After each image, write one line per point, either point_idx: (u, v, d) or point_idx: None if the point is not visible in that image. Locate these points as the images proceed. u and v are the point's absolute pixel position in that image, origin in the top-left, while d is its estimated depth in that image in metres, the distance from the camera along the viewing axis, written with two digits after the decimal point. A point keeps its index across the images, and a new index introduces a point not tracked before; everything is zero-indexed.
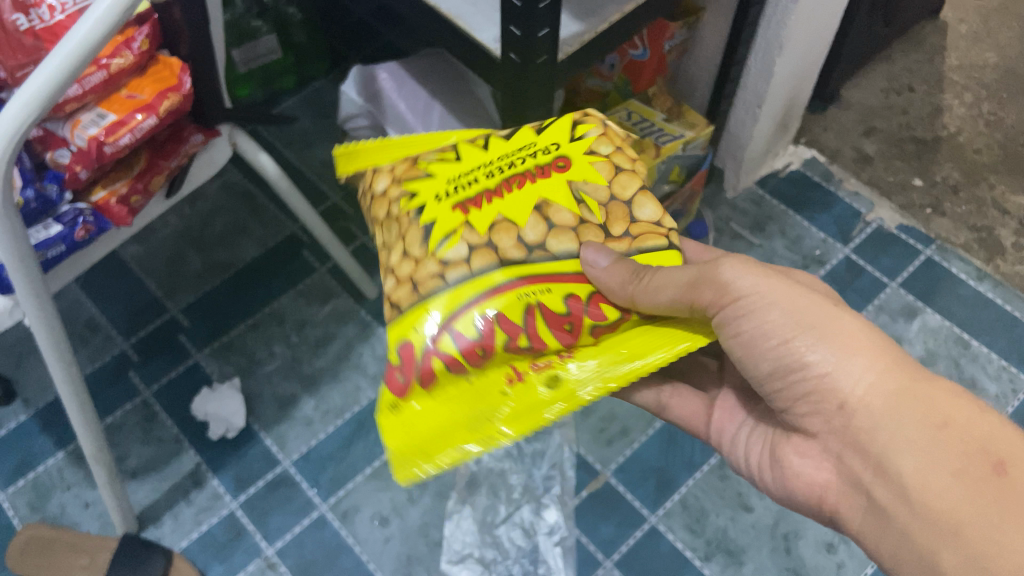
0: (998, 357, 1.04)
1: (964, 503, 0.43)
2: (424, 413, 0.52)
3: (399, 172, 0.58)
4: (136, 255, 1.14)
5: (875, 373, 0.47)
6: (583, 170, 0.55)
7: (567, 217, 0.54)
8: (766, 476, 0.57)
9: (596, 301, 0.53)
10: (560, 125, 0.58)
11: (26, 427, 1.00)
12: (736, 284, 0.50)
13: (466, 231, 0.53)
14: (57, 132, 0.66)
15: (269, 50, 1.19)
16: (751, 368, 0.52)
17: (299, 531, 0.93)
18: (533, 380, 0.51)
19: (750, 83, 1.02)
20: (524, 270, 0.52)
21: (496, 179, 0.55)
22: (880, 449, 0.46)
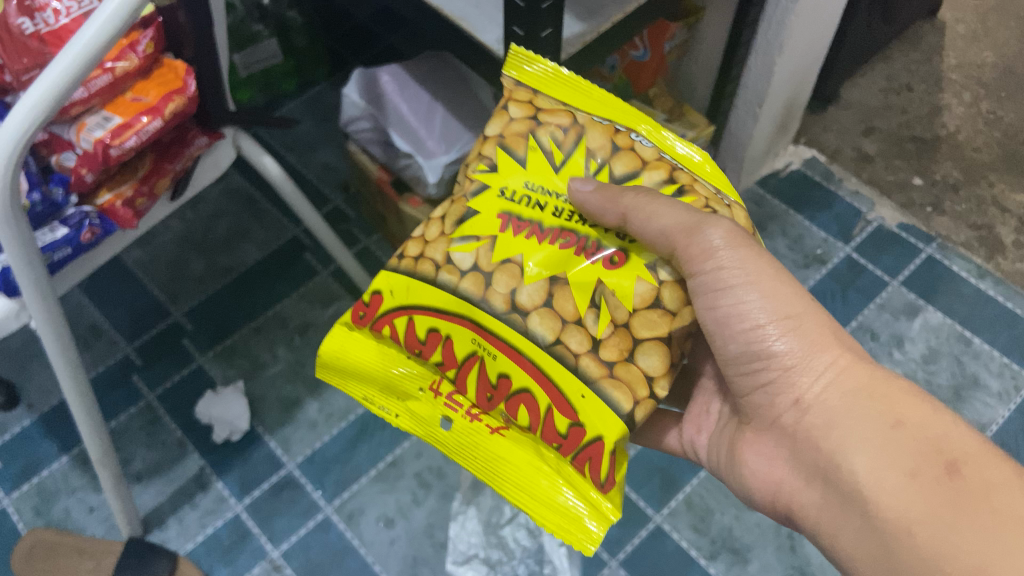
0: (999, 353, 1.04)
1: (914, 501, 0.43)
2: (360, 347, 0.57)
3: (521, 128, 0.53)
4: (139, 259, 1.14)
5: (835, 370, 0.49)
6: (626, 278, 0.50)
7: (570, 307, 0.50)
8: (725, 474, 0.58)
9: (518, 404, 0.51)
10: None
11: (30, 432, 1.00)
12: (719, 250, 0.49)
13: (484, 246, 0.52)
14: (62, 136, 0.66)
15: (269, 54, 1.19)
16: (717, 347, 0.52)
17: (305, 533, 0.93)
18: (440, 403, 0.54)
19: (749, 83, 1.01)
20: (487, 320, 0.50)
21: (551, 225, 0.52)
22: (833, 446, 0.48)
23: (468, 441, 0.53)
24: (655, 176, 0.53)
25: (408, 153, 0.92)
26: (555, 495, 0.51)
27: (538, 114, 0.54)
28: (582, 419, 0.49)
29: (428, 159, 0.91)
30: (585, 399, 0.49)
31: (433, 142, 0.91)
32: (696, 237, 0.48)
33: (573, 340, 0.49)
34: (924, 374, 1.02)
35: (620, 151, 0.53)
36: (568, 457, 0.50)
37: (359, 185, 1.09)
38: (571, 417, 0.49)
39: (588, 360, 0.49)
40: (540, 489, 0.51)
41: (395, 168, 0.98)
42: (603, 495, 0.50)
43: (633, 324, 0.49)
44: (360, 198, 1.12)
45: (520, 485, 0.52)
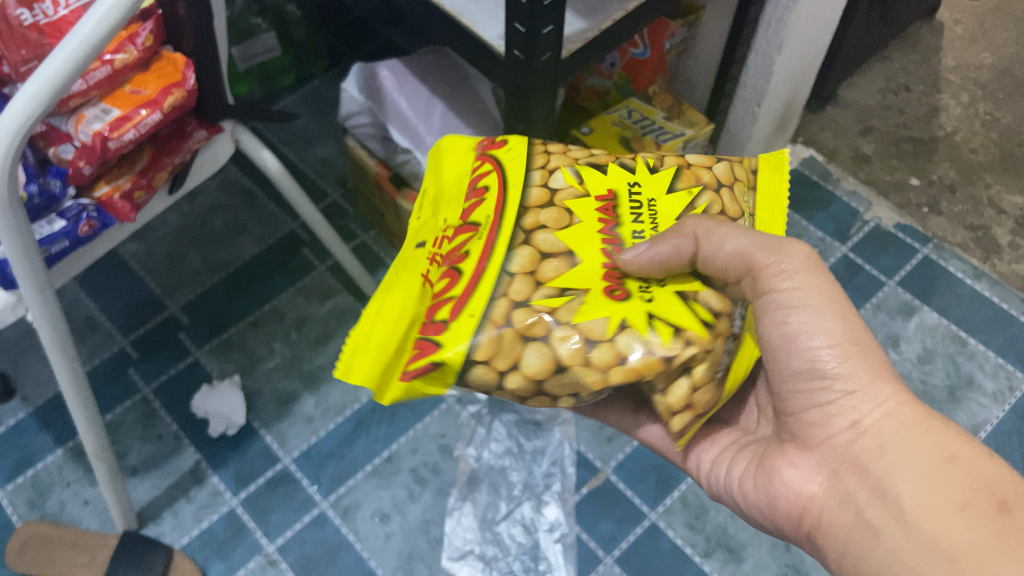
0: (994, 354, 1.05)
1: (961, 532, 0.44)
2: (454, 160, 0.63)
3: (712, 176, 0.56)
4: (135, 252, 1.14)
5: (895, 402, 0.49)
6: (608, 309, 0.49)
7: (551, 274, 0.51)
8: (748, 487, 0.57)
9: (443, 272, 0.52)
10: (674, 312, 0.49)
11: (25, 425, 1.00)
12: (795, 278, 0.50)
13: (569, 189, 0.55)
14: (60, 127, 0.66)
15: (267, 48, 1.19)
16: (781, 363, 0.51)
17: (300, 529, 0.93)
18: (431, 235, 0.58)
19: (749, 81, 1.02)
20: (508, 213, 0.53)
21: (612, 233, 0.53)
22: (882, 471, 0.48)
23: (411, 265, 0.58)
24: (710, 297, 0.51)
25: (407, 148, 0.93)
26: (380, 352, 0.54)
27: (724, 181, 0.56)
28: (449, 325, 0.49)
29: (427, 154, 0.91)
30: (469, 319, 0.48)
31: (432, 136, 0.91)
32: (773, 253, 0.50)
33: (517, 288, 0.50)
34: (919, 374, 1.03)
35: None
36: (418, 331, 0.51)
37: (357, 180, 1.09)
38: (450, 313, 0.49)
39: (510, 313, 0.49)
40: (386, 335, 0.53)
41: (394, 165, 0.98)
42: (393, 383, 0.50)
43: (565, 331, 0.48)
44: (359, 193, 1.12)
45: (381, 320, 0.55)
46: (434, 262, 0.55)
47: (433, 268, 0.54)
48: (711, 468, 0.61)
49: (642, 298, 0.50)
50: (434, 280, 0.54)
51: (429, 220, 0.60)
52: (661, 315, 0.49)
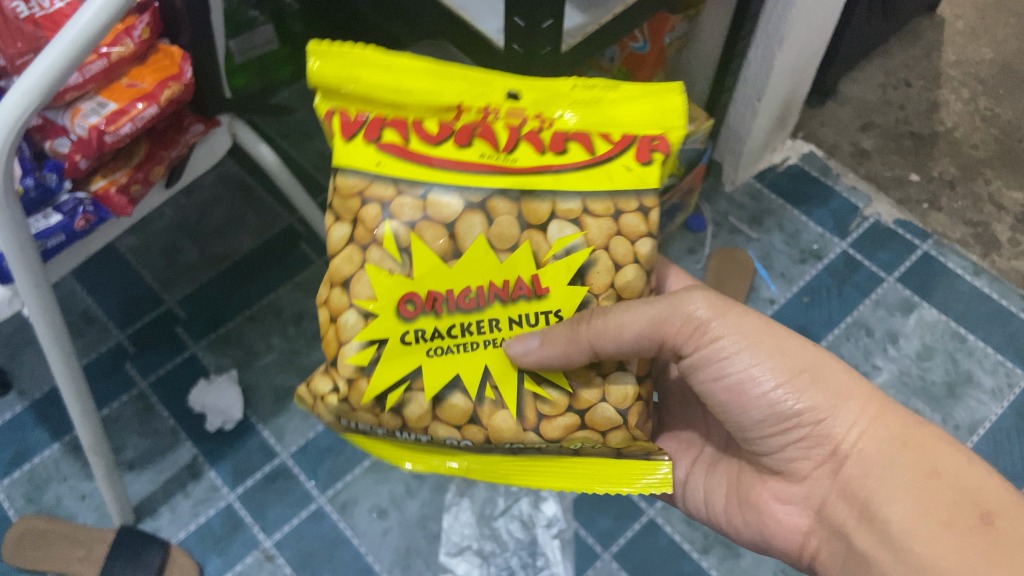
0: (994, 351, 1.05)
1: (951, 551, 0.44)
2: (628, 108, 0.53)
3: (587, 402, 0.51)
4: (132, 246, 1.13)
5: (867, 420, 0.50)
6: (384, 304, 0.49)
7: (420, 240, 0.50)
8: (736, 520, 0.58)
9: (421, 131, 0.50)
10: (382, 373, 0.50)
11: (22, 418, 1.00)
12: (708, 322, 0.51)
13: (546, 253, 0.50)
14: (56, 121, 0.65)
15: (266, 41, 1.19)
16: (740, 420, 0.52)
17: (297, 524, 0.93)
18: (503, 105, 0.52)
19: (750, 75, 1.01)
20: (485, 182, 0.49)
21: (487, 303, 0.50)
22: (867, 494, 0.49)
23: (472, 82, 0.52)
24: (418, 410, 0.50)
25: None
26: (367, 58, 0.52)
27: (586, 424, 0.51)
28: (353, 142, 0.50)
29: None
30: (371, 161, 0.49)
31: None
32: (685, 316, 0.51)
33: (405, 208, 0.50)
34: (919, 370, 1.03)
35: (459, 424, 0.50)
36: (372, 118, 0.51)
37: None
38: (368, 141, 0.50)
39: (379, 188, 0.50)
40: (389, 69, 0.52)
41: None
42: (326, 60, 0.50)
43: (361, 254, 0.50)
44: None
45: (406, 74, 0.52)
46: (491, 108, 0.52)
47: (475, 110, 0.52)
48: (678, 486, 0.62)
49: (410, 351, 0.50)
50: (455, 116, 0.51)
51: (532, 93, 0.52)
52: (377, 365, 0.50)
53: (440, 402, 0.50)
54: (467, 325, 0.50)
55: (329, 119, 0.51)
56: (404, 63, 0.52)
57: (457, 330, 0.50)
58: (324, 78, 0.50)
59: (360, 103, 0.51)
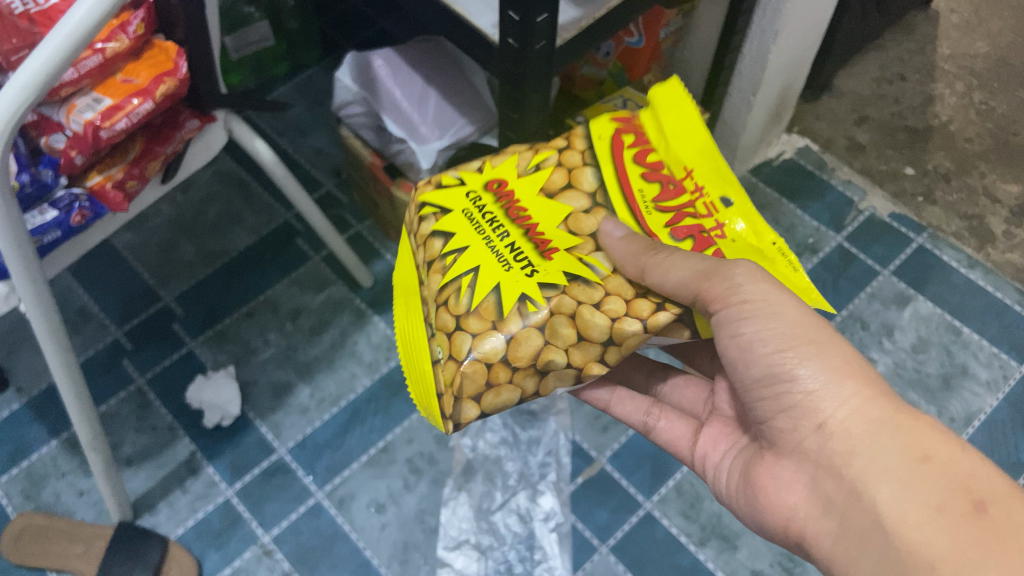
0: (989, 343, 1.05)
1: (941, 539, 0.44)
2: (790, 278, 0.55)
3: (467, 327, 0.52)
4: (129, 243, 1.13)
5: (859, 399, 0.49)
6: (496, 172, 0.59)
7: (548, 173, 0.58)
8: (741, 500, 0.57)
9: (642, 153, 0.58)
10: (438, 195, 0.59)
11: (19, 416, 1.00)
12: (743, 287, 0.50)
13: (582, 254, 0.54)
14: (52, 117, 0.65)
15: (262, 37, 1.18)
16: (742, 370, 0.53)
17: (296, 519, 0.93)
18: (707, 196, 0.57)
19: (744, 70, 1.02)
20: (614, 194, 0.57)
21: (518, 226, 0.55)
22: (855, 474, 0.48)
23: (716, 181, 0.58)
24: (424, 229, 0.58)
25: (401, 138, 0.92)
26: (693, 119, 0.60)
27: (451, 338, 0.52)
28: (610, 122, 0.60)
29: (421, 144, 0.91)
30: (600, 135, 0.59)
31: (426, 126, 0.91)
32: (720, 278, 0.50)
33: (573, 159, 0.59)
34: (914, 363, 1.03)
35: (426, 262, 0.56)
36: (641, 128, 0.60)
37: (352, 170, 1.09)
38: (620, 126, 0.60)
39: (580, 143, 0.60)
40: (687, 124, 0.59)
41: (388, 154, 0.97)
42: (669, 87, 0.61)
43: (529, 151, 0.61)
44: (353, 182, 1.12)
45: (688, 135, 0.59)
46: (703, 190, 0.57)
47: (691, 181, 0.57)
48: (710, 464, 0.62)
49: (462, 205, 0.57)
50: (678, 172, 0.57)
51: (738, 212, 0.57)
52: (443, 189, 0.59)
53: (432, 235, 0.57)
54: (499, 223, 0.55)
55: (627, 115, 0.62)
56: (699, 131, 0.59)
57: (493, 221, 0.56)
58: (652, 98, 0.61)
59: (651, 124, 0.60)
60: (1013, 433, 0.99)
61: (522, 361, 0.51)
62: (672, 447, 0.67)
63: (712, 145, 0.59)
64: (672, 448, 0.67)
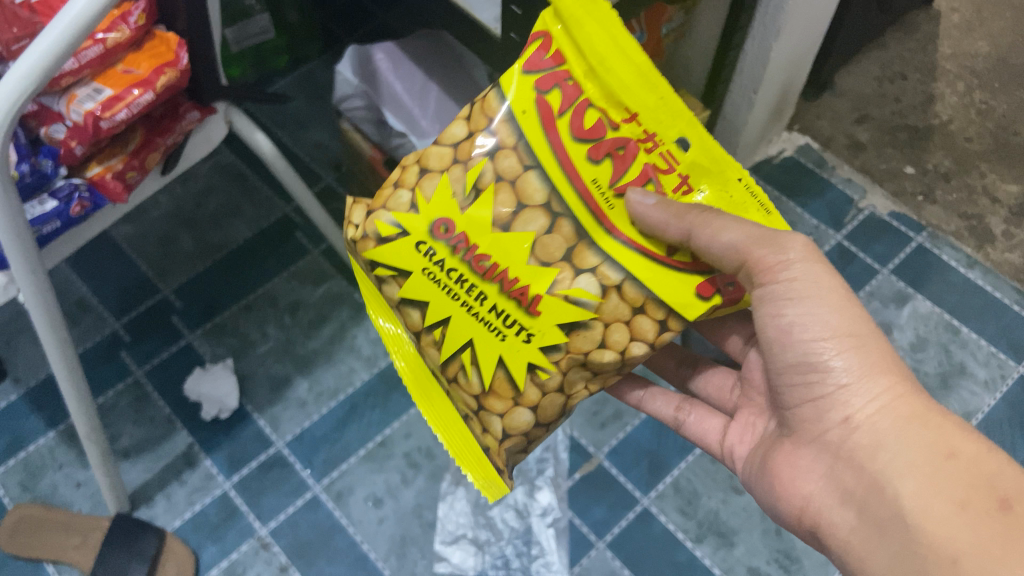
0: (986, 343, 1.05)
1: (965, 532, 0.44)
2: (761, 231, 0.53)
3: (491, 408, 0.56)
4: (128, 235, 1.13)
5: (891, 395, 0.50)
6: (429, 206, 0.54)
7: (491, 194, 0.53)
8: (758, 488, 0.57)
9: (585, 122, 0.51)
10: (385, 254, 0.56)
11: (17, 407, 0.99)
12: (794, 263, 0.50)
13: (563, 288, 0.52)
14: (52, 106, 0.65)
15: (262, 29, 1.16)
16: (776, 356, 0.53)
17: (293, 512, 0.93)
18: (664, 145, 0.52)
19: (745, 67, 1.02)
20: (581, 211, 0.52)
21: (491, 281, 0.53)
22: (879, 468, 0.49)
23: (665, 116, 0.52)
24: (393, 292, 0.57)
25: (401, 132, 0.92)
26: (621, 37, 0.51)
27: (477, 414, 0.56)
28: (534, 81, 0.52)
29: (421, 138, 0.90)
30: (526, 114, 0.52)
31: (426, 121, 0.91)
32: (772, 249, 0.50)
33: (508, 163, 0.53)
34: (912, 362, 1.03)
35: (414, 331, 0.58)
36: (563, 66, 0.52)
37: (351, 164, 1.08)
38: (541, 87, 0.52)
39: (507, 132, 0.53)
40: (616, 43, 0.51)
41: (388, 148, 0.97)
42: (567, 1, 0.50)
43: (451, 162, 0.54)
44: (352, 176, 1.11)
45: (624, 58, 0.51)
46: (655, 138, 0.52)
47: (642, 128, 0.52)
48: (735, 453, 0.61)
49: (419, 270, 0.55)
50: (621, 121, 0.52)
51: (697, 151, 0.52)
52: (386, 245, 0.56)
53: (412, 311, 0.57)
54: (470, 282, 0.54)
55: (536, 40, 0.52)
56: (632, 50, 0.51)
57: (461, 280, 0.54)
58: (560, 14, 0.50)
59: (573, 47, 0.51)
60: (1010, 433, 0.99)
61: (548, 418, 0.56)
62: (703, 441, 0.66)
63: (652, 67, 0.51)
64: (702, 442, 0.66)
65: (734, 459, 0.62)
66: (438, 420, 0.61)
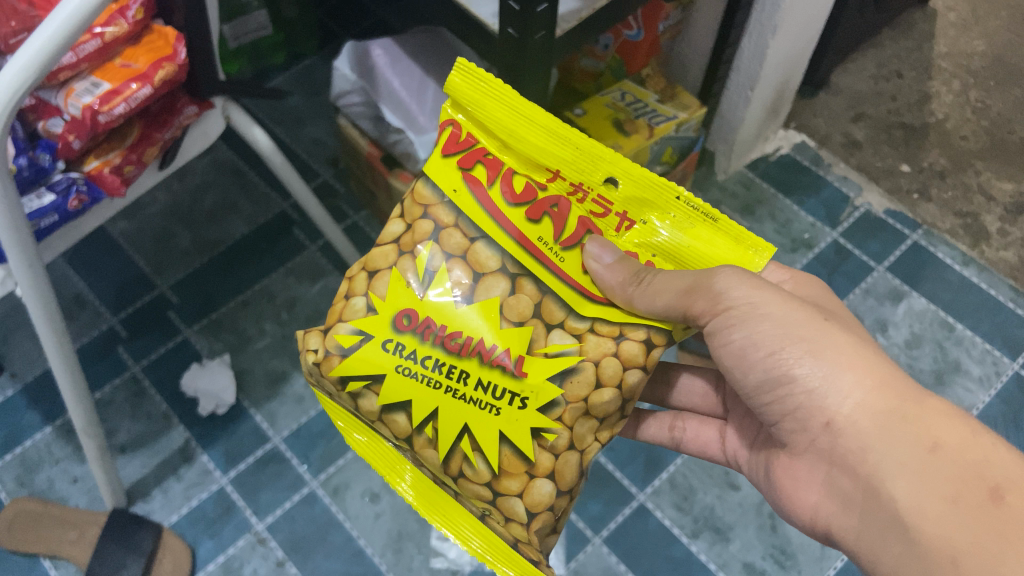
0: (981, 340, 1.06)
1: (960, 529, 0.43)
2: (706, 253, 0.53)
3: (508, 488, 0.53)
4: (125, 230, 1.13)
5: (863, 392, 0.48)
6: (392, 301, 0.53)
7: (449, 272, 0.53)
8: (769, 497, 0.58)
9: (515, 188, 0.53)
10: (350, 366, 0.53)
11: (13, 402, 0.99)
12: (726, 293, 0.50)
13: (544, 345, 0.52)
14: (49, 101, 0.65)
15: (260, 25, 1.17)
16: (741, 377, 0.52)
17: (289, 507, 0.94)
18: (596, 191, 0.54)
19: (743, 64, 1.02)
20: (536, 267, 0.53)
21: (469, 355, 0.52)
22: (869, 470, 0.47)
23: (592, 168, 0.53)
24: (369, 405, 0.54)
25: (399, 128, 0.92)
26: (526, 103, 0.52)
27: (496, 502, 0.54)
28: (454, 161, 0.53)
29: (418, 134, 0.90)
30: (457, 192, 0.53)
31: (424, 117, 0.91)
32: (704, 292, 0.50)
33: (456, 240, 0.53)
34: (907, 359, 1.04)
35: (402, 438, 0.55)
36: (481, 145, 0.53)
37: (349, 159, 1.08)
38: (465, 163, 0.53)
39: (443, 212, 0.53)
40: (519, 110, 0.52)
41: (385, 145, 0.97)
42: (458, 82, 0.52)
43: (399, 254, 0.54)
44: (350, 172, 1.12)
45: (532, 121, 0.52)
46: (583, 187, 0.54)
47: (570, 182, 0.54)
48: (744, 460, 0.63)
49: (392, 369, 0.53)
50: (546, 180, 0.54)
51: (629, 188, 0.53)
52: (350, 358, 0.53)
53: (390, 417, 0.54)
54: (449, 368, 0.52)
55: (443, 126, 0.54)
56: (538, 113, 0.52)
57: (438, 367, 0.52)
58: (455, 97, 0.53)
59: (479, 126, 0.54)
60: (1005, 430, 0.99)
61: (570, 483, 0.53)
62: (705, 453, 0.67)
63: (558, 122, 0.52)
64: (705, 454, 0.67)
65: (742, 466, 0.63)
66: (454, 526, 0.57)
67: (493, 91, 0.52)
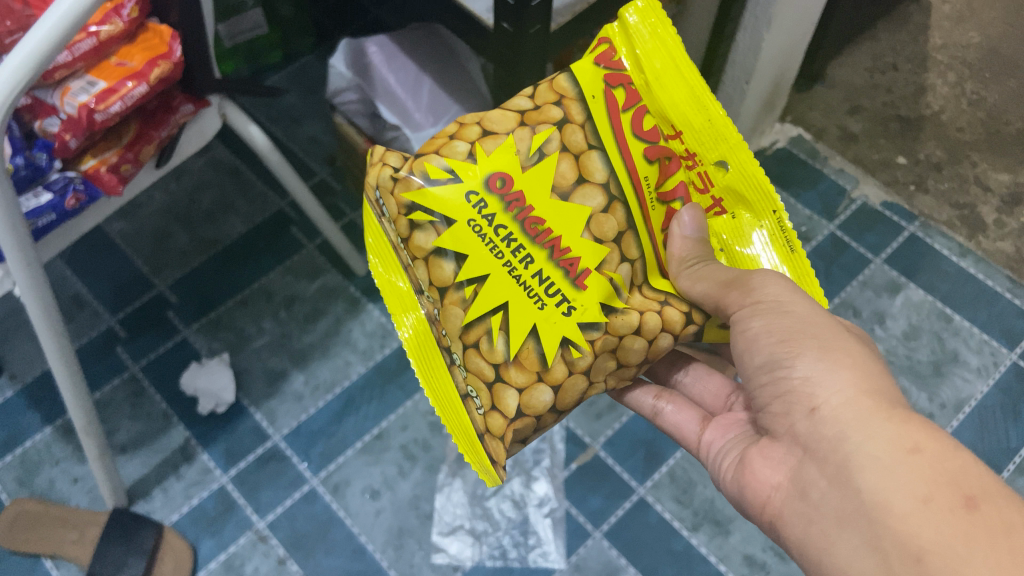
0: (979, 331, 1.06)
1: (928, 528, 0.40)
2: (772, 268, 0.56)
3: (512, 379, 0.54)
4: (122, 230, 1.13)
5: (855, 391, 0.47)
6: (492, 163, 0.54)
7: (555, 161, 0.54)
8: (728, 478, 0.56)
9: (643, 123, 0.54)
10: (431, 196, 0.54)
11: (13, 403, 0.99)
12: (759, 287, 0.52)
13: (610, 269, 0.54)
14: (45, 100, 0.64)
15: (255, 24, 1.17)
16: (742, 360, 0.53)
17: (290, 504, 0.94)
18: (703, 168, 0.55)
19: (738, 58, 1.02)
20: (627, 192, 0.54)
21: (541, 246, 0.53)
22: (843, 459, 0.45)
23: (711, 144, 0.54)
24: (422, 241, 0.55)
25: (395, 125, 0.93)
26: (686, 64, 0.53)
27: (492, 386, 0.54)
28: (608, 79, 0.54)
29: (415, 131, 0.91)
30: (594, 100, 0.54)
31: (420, 114, 0.91)
32: (739, 289, 0.52)
33: (575, 138, 0.54)
34: (905, 351, 1.04)
35: (436, 288, 0.55)
36: (631, 72, 0.54)
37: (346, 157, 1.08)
38: (614, 82, 0.54)
39: (575, 108, 0.54)
40: (673, 66, 0.54)
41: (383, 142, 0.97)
42: (637, 17, 0.54)
43: (519, 124, 0.54)
44: (346, 171, 1.12)
45: (680, 79, 0.54)
46: (696, 158, 0.55)
47: (683, 146, 0.55)
48: (711, 448, 0.60)
49: (463, 228, 0.54)
50: (669, 133, 0.54)
51: (733, 176, 0.55)
52: (432, 188, 0.54)
53: (438, 265, 0.55)
54: (519, 246, 0.54)
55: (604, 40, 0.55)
56: (692, 78, 0.54)
57: (509, 245, 0.54)
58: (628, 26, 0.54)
59: (636, 61, 0.54)
60: (1003, 420, 1.00)
61: (565, 405, 0.55)
62: (677, 434, 0.65)
63: (705, 90, 0.54)
64: (677, 435, 0.65)
65: (707, 454, 0.61)
66: (438, 388, 0.58)
67: (666, 35, 0.54)
